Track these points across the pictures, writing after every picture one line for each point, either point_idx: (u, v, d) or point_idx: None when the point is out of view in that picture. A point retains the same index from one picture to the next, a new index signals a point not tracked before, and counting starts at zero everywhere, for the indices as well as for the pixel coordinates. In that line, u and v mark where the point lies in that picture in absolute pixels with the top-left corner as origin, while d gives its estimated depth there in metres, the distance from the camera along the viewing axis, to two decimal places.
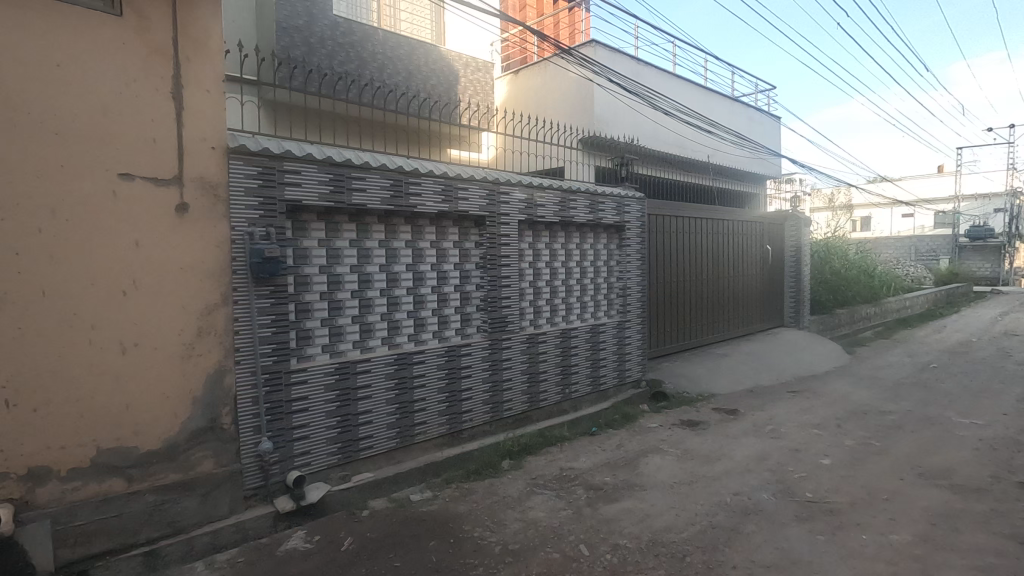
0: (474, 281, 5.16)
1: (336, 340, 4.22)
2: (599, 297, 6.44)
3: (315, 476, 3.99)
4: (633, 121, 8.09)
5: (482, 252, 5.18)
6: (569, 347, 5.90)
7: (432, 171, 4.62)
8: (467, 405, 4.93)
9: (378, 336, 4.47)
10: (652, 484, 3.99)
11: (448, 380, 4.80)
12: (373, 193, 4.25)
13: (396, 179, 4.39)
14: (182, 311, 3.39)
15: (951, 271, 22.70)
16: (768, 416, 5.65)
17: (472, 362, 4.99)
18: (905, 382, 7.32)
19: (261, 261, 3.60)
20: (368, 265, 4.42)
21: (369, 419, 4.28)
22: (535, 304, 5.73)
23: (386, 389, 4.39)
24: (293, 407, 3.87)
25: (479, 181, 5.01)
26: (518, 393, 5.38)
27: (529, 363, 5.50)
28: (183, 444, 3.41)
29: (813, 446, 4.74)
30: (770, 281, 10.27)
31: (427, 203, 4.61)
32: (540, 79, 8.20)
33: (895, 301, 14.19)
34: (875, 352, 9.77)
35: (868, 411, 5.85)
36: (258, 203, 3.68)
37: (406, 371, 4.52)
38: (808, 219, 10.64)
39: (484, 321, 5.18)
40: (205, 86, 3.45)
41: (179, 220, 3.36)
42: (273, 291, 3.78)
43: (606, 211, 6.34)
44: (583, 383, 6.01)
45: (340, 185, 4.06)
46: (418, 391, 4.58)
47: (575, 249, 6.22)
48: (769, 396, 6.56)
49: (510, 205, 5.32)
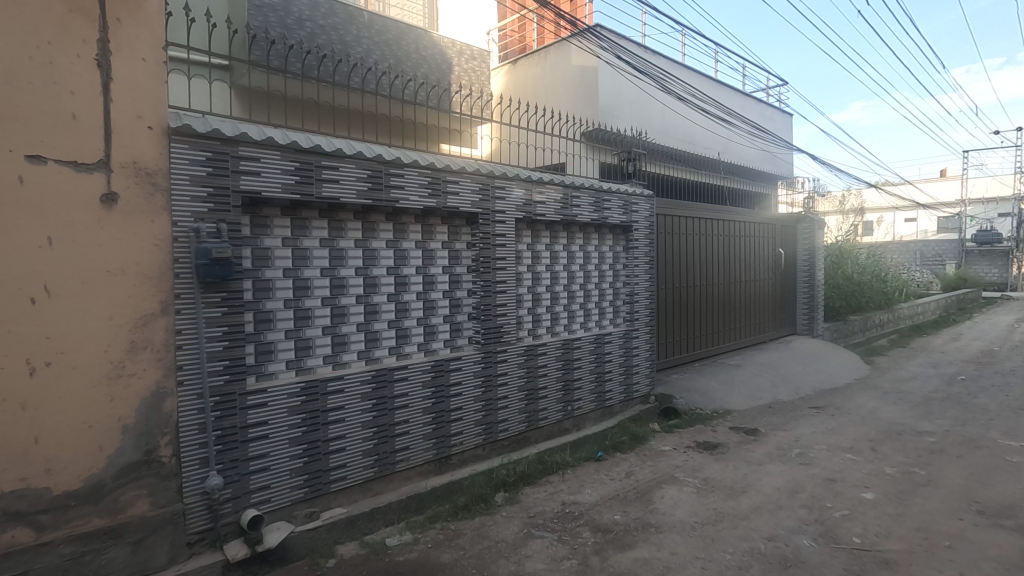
0: (465, 286, 4.61)
1: (303, 355, 3.65)
2: (603, 304, 5.89)
3: (276, 515, 3.42)
4: (641, 113, 7.54)
5: (473, 255, 4.62)
6: (572, 359, 5.33)
7: (417, 160, 4.07)
8: (456, 427, 4.36)
9: (354, 350, 3.90)
10: (671, 525, 3.41)
11: (435, 400, 4.23)
12: (346, 185, 3.68)
13: (374, 169, 3.83)
14: (109, 322, 2.82)
15: (960, 275, 22.12)
16: (792, 438, 5.07)
17: (463, 379, 4.42)
18: (934, 397, 6.74)
19: (208, 263, 3.02)
20: (343, 268, 3.85)
21: (342, 445, 3.71)
22: (533, 312, 5.16)
23: (363, 411, 3.82)
24: (249, 434, 3.29)
25: (471, 173, 4.44)
26: (515, 412, 4.81)
27: (527, 378, 4.93)
28: (109, 483, 2.84)
29: (849, 475, 4.16)
30: (782, 286, 9.74)
31: (411, 197, 4.05)
32: (542, 68, 7.62)
33: (908, 308, 13.65)
34: (895, 362, 9.19)
35: (903, 431, 5.27)
36: (207, 195, 3.11)
37: (387, 390, 3.95)
38: (822, 221, 10.11)
39: (476, 332, 4.61)
40: (140, 53, 2.91)
41: (105, 213, 2.79)
42: (225, 298, 3.20)
43: (612, 209, 5.78)
44: (587, 399, 5.45)
45: (307, 175, 3.51)
46: (399, 412, 4.01)
47: (579, 251, 5.66)
48: (790, 413, 5.99)
49: (507, 202, 4.77)
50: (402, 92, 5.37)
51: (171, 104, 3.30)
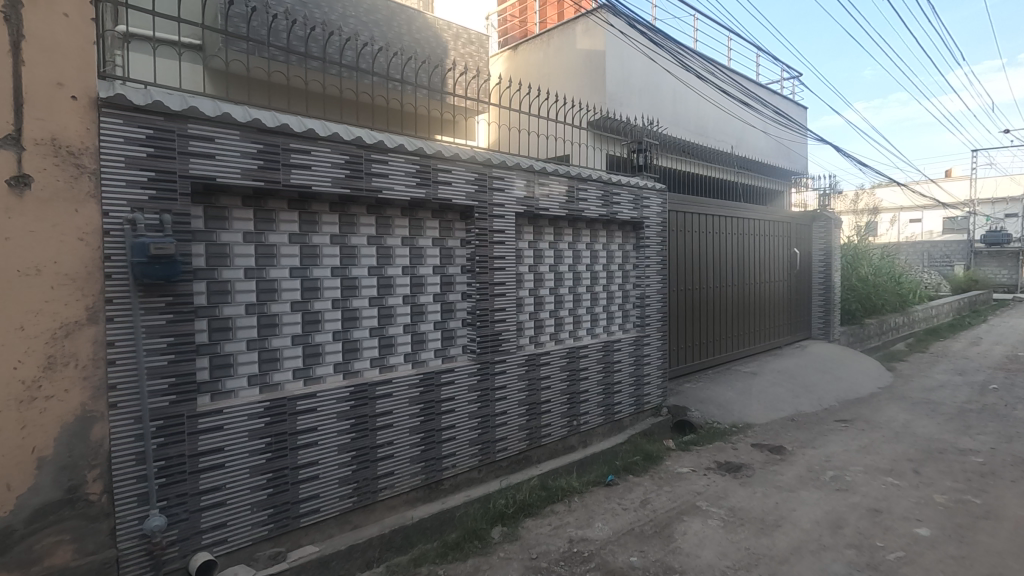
0: (458, 289, 4.11)
1: (269, 369, 3.15)
2: (612, 308, 5.39)
3: (233, 557, 2.91)
4: (651, 101, 7.02)
5: (468, 253, 4.12)
6: (577, 370, 4.83)
7: (403, 145, 3.56)
8: (447, 448, 3.86)
9: (330, 362, 3.40)
10: (697, 571, 2.91)
11: (423, 418, 3.73)
12: (319, 171, 3.19)
13: (353, 154, 3.33)
14: (19, 334, 2.31)
15: (971, 278, 21.56)
16: (823, 457, 4.56)
17: (456, 394, 3.91)
18: (969, 408, 6.22)
19: (146, 261, 2.50)
20: (316, 268, 3.34)
21: (314, 473, 3.20)
22: (535, 318, 4.66)
23: (339, 433, 3.31)
24: (200, 464, 2.79)
25: (465, 160, 3.94)
26: (515, 430, 4.30)
27: (529, 391, 4.42)
28: (19, 529, 2.33)
29: (896, 504, 3.65)
30: (797, 288, 9.24)
31: (396, 186, 3.54)
32: (546, 52, 7.12)
33: (923, 311, 13.15)
34: (917, 369, 8.67)
35: (945, 449, 4.76)
36: (148, 179, 2.61)
37: (367, 408, 3.44)
38: (839, 219, 9.61)
39: (472, 340, 4.11)
40: (59, 6, 2.42)
41: (14, 200, 2.29)
42: (171, 303, 2.68)
43: (621, 203, 5.28)
44: (595, 413, 4.94)
45: (272, 159, 3.00)
46: (381, 433, 3.51)
47: (585, 250, 5.16)
48: (816, 427, 5.48)
49: (506, 194, 4.26)
50: (394, 72, 4.89)
51: (102, 70, 2.79)
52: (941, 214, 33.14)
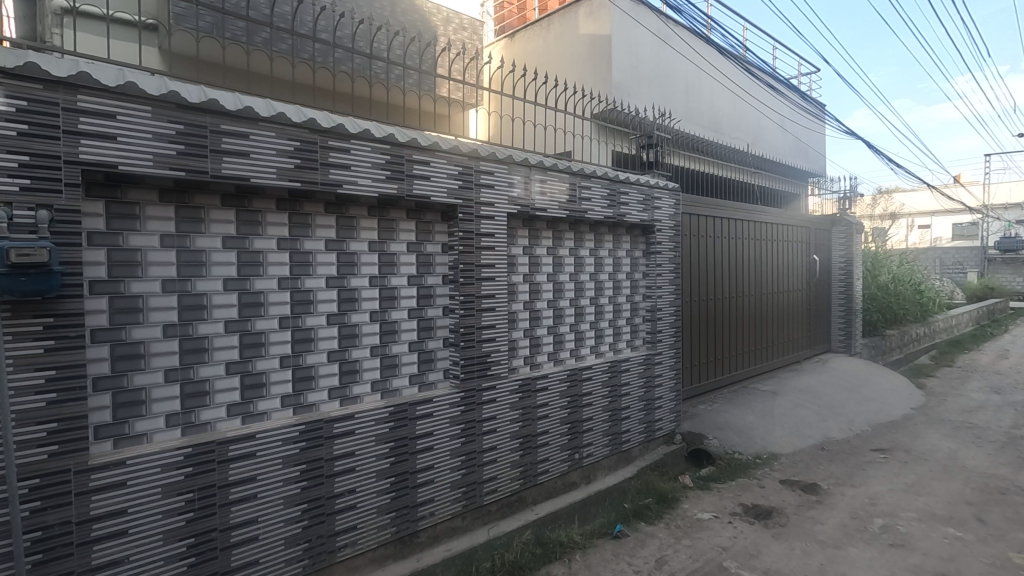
0: (439, 303, 3.49)
1: (194, 407, 2.52)
2: (619, 322, 4.76)
3: None
4: (661, 90, 6.40)
5: (451, 260, 3.50)
6: (579, 395, 4.20)
7: (369, 130, 2.94)
8: (424, 494, 3.23)
9: (276, 394, 2.78)
10: None
11: (395, 459, 3.10)
12: (261, 159, 2.58)
13: (304, 139, 2.73)
14: None
15: (985, 286, 20.77)
16: (866, 499, 3.91)
17: (434, 428, 3.29)
18: (1019, 435, 5.55)
19: (6, 270, 1.86)
20: (259, 279, 2.72)
21: (253, 535, 2.58)
22: (530, 336, 4.04)
23: (286, 483, 2.69)
24: (93, 532, 2.16)
25: (446, 150, 3.32)
26: (506, 468, 3.67)
27: (523, 421, 3.79)
28: None
29: (967, 567, 3.01)
30: (815, 297, 8.60)
31: (359, 180, 2.93)
32: (546, 40, 6.54)
33: (943, 321, 12.46)
34: (949, 386, 7.99)
35: (1007, 488, 4.10)
36: (19, 165, 2.00)
37: (323, 450, 2.82)
38: (860, 224, 8.96)
39: (454, 364, 3.48)
40: None
41: None
42: (52, 325, 2.07)
43: (629, 204, 4.66)
44: (600, 443, 4.31)
45: (196, 142, 2.39)
46: (341, 479, 2.88)
47: (589, 257, 4.53)
48: (851, 458, 4.83)
49: (497, 191, 3.64)
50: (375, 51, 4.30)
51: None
52: (952, 220, 32.44)
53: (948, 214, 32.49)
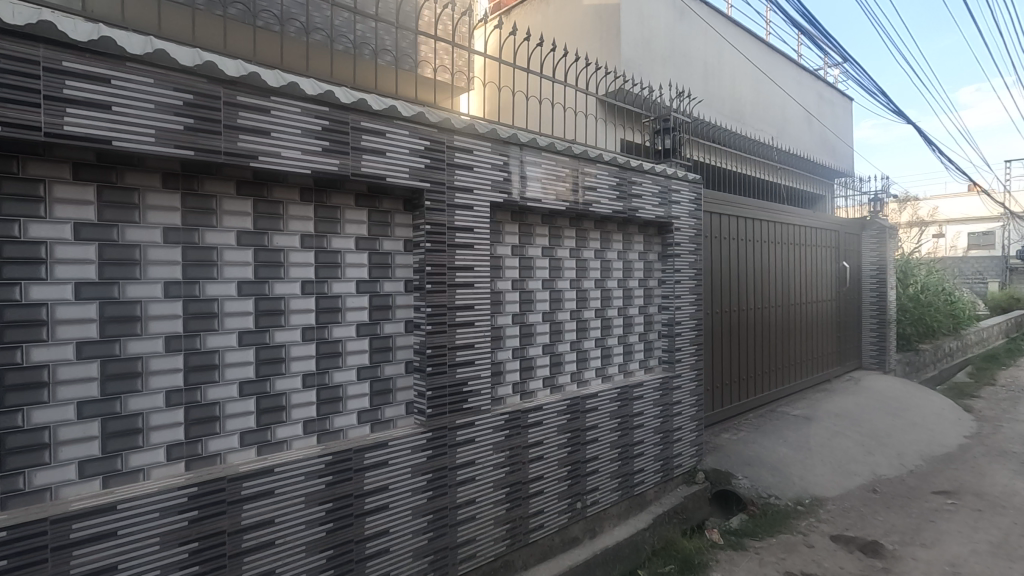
0: (400, 317, 2.72)
1: (22, 469, 1.74)
2: (629, 337, 3.98)
3: None
4: (677, 70, 5.64)
5: (416, 261, 2.73)
6: (583, 429, 3.41)
7: (296, 84, 2.19)
8: (375, 570, 2.44)
9: (158, 445, 2.00)
10: None
11: (334, 525, 2.32)
12: (129, 112, 1.82)
13: (200, 90, 1.97)
14: None
15: (1011, 297, 19.77)
16: (945, 566, 3.11)
17: (391, 481, 2.51)
18: None
19: None
20: (133, 284, 1.96)
21: None
22: (521, 357, 3.26)
23: (167, 571, 1.91)
24: None
25: (408, 118, 2.56)
26: (489, 525, 2.88)
27: (510, 465, 3.00)
28: None
29: None
30: (845, 309, 7.79)
31: (282, 150, 2.17)
32: (546, 15, 5.84)
33: (975, 335, 11.60)
34: (1000, 409, 7.13)
35: None
36: None
37: (226, 521, 2.04)
38: (893, 228, 8.14)
39: (419, 396, 2.70)
40: None
41: None
42: None
43: (643, 197, 3.88)
44: (607, 488, 3.52)
45: (20, 82, 1.64)
46: (252, 560, 2.10)
47: (594, 259, 3.76)
48: (912, 505, 4.00)
49: (478, 175, 2.87)
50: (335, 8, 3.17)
51: None
52: (970, 228, 31.43)
53: (967, 222, 31.48)
